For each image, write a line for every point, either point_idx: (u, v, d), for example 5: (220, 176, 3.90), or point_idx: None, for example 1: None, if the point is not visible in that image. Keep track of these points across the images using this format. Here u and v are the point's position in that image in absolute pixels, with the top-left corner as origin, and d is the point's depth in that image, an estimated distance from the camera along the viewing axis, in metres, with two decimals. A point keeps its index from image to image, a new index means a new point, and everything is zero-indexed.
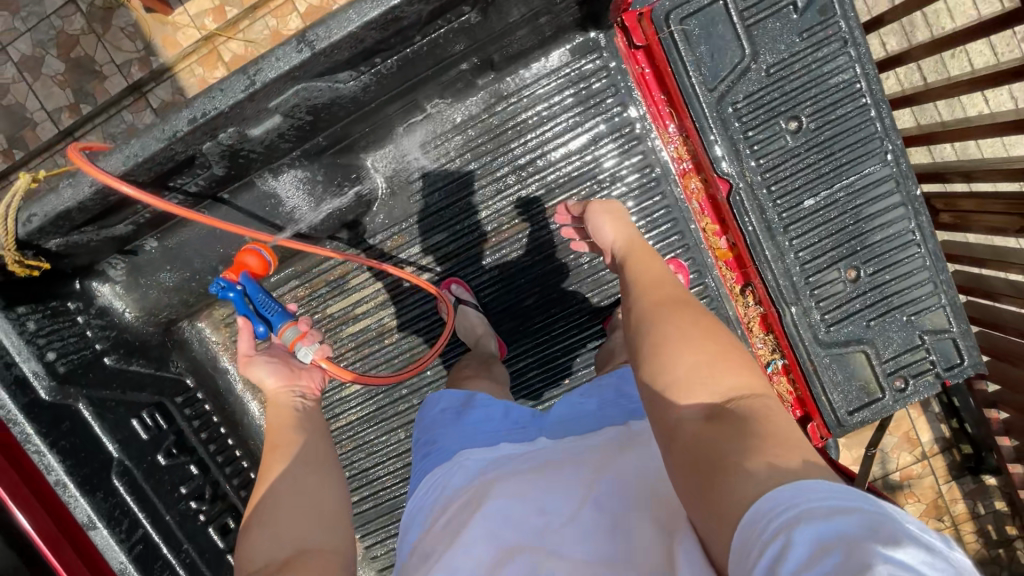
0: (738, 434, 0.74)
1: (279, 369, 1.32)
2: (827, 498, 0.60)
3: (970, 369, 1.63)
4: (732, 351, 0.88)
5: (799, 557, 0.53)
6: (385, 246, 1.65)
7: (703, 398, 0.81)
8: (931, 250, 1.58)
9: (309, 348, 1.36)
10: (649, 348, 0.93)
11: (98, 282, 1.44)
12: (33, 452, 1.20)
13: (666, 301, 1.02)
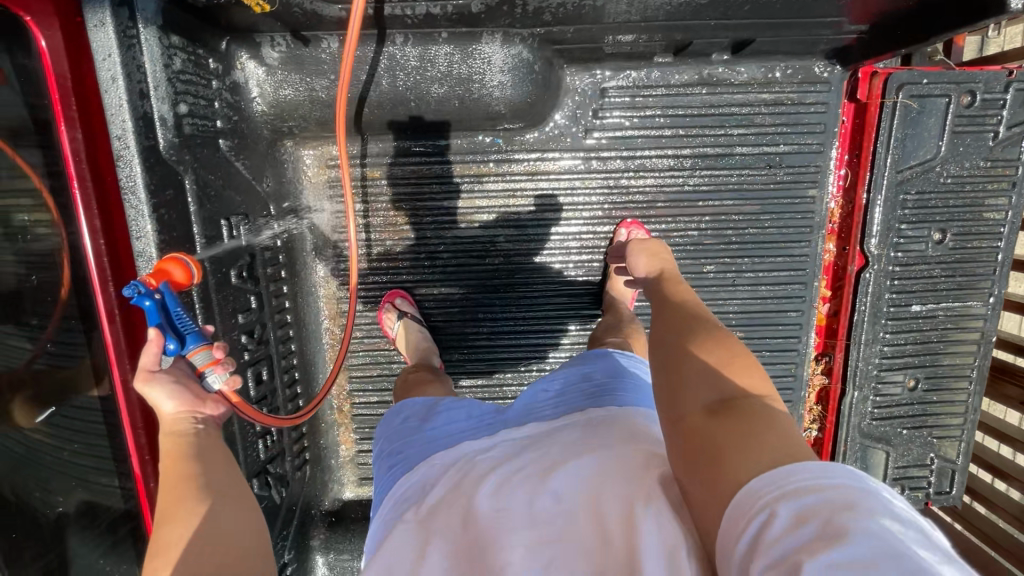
0: (737, 426, 0.66)
1: (179, 393, 0.91)
2: (830, 477, 0.55)
3: (952, 500, 1.82)
4: (740, 349, 0.79)
5: (781, 532, 0.51)
6: (535, 166, 1.54)
7: (704, 394, 0.73)
8: (976, 390, 1.74)
9: (220, 379, 0.95)
10: (653, 356, 0.86)
11: (245, 53, 1.21)
12: (130, 207, 0.98)
13: (673, 306, 0.93)
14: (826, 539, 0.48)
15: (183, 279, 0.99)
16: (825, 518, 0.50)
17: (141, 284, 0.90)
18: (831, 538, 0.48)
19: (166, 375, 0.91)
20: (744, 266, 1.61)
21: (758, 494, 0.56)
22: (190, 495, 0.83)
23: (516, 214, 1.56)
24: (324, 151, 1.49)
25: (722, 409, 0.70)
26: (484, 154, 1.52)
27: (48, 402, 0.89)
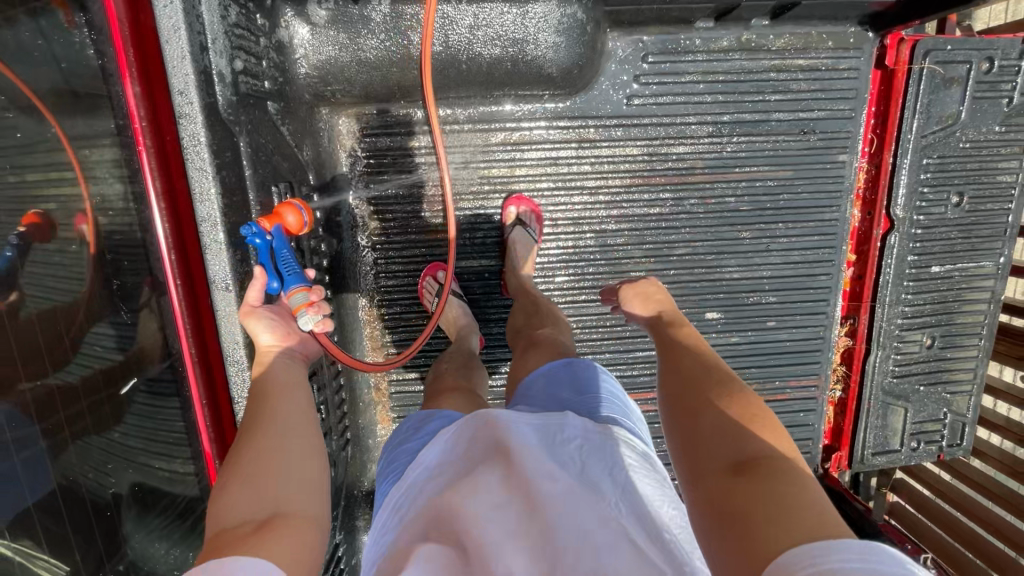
0: (771, 490, 0.72)
1: (278, 325, 1.00)
2: (874, 560, 0.58)
3: (962, 451, 1.88)
4: (769, 416, 0.86)
5: None
6: (576, 135, 1.53)
7: (737, 456, 0.79)
8: (984, 347, 1.82)
9: (313, 318, 1.03)
10: (677, 406, 0.92)
11: (291, 11, 1.17)
12: (195, 169, 0.93)
13: (696, 361, 0.99)
14: None
15: (296, 226, 1.09)
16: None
17: (254, 225, 1.02)
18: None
19: (267, 310, 1.00)
20: (780, 232, 1.65)
21: (799, 565, 0.60)
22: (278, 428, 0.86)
23: (556, 184, 1.56)
24: (359, 118, 1.46)
25: (755, 470, 0.76)
26: (524, 122, 1.51)
27: (129, 373, 0.87)
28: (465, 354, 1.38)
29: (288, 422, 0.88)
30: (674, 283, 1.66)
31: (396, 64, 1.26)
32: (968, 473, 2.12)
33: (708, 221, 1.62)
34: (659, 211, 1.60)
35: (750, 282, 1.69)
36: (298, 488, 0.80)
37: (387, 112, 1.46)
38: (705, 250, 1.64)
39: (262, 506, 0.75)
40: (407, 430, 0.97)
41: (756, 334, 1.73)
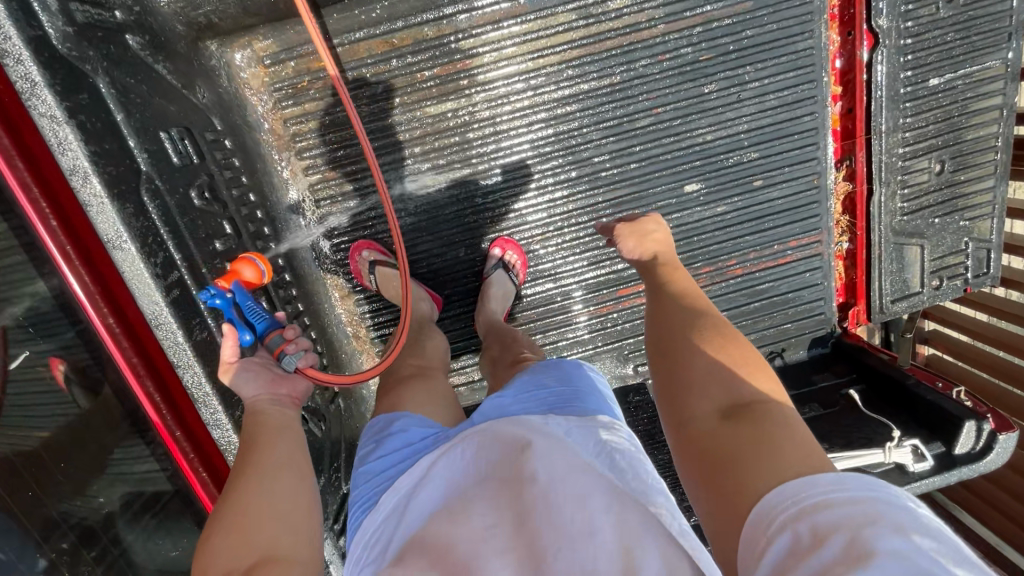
0: (761, 433, 0.71)
1: (260, 378, 0.98)
2: (847, 488, 0.58)
3: (992, 280, 1.74)
4: (755, 361, 0.84)
5: (806, 547, 0.53)
6: (500, 11, 1.35)
7: (727, 410, 0.77)
8: (1002, 161, 1.63)
9: (293, 356, 1.00)
10: (666, 365, 0.90)
11: None
12: (44, 119, 0.83)
13: (678, 311, 0.98)
14: (850, 550, 0.50)
15: (254, 278, 1.10)
16: (846, 530, 0.53)
17: (212, 287, 1.02)
18: (854, 544, 0.51)
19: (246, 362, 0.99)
20: (752, 77, 1.47)
21: (777, 509, 0.59)
22: (264, 473, 0.85)
23: (490, 76, 1.40)
24: (253, 47, 1.30)
25: (746, 416, 0.75)
26: (437, 10, 1.33)
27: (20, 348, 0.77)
28: (416, 321, 1.40)
29: (272, 467, 0.87)
30: (643, 160, 1.51)
31: None
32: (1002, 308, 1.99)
33: (669, 82, 1.45)
34: (610, 82, 1.43)
35: (725, 141, 1.52)
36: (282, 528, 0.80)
37: (282, 32, 1.29)
38: (671, 114, 1.48)
39: (247, 554, 0.75)
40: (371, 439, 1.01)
41: (744, 199, 1.59)
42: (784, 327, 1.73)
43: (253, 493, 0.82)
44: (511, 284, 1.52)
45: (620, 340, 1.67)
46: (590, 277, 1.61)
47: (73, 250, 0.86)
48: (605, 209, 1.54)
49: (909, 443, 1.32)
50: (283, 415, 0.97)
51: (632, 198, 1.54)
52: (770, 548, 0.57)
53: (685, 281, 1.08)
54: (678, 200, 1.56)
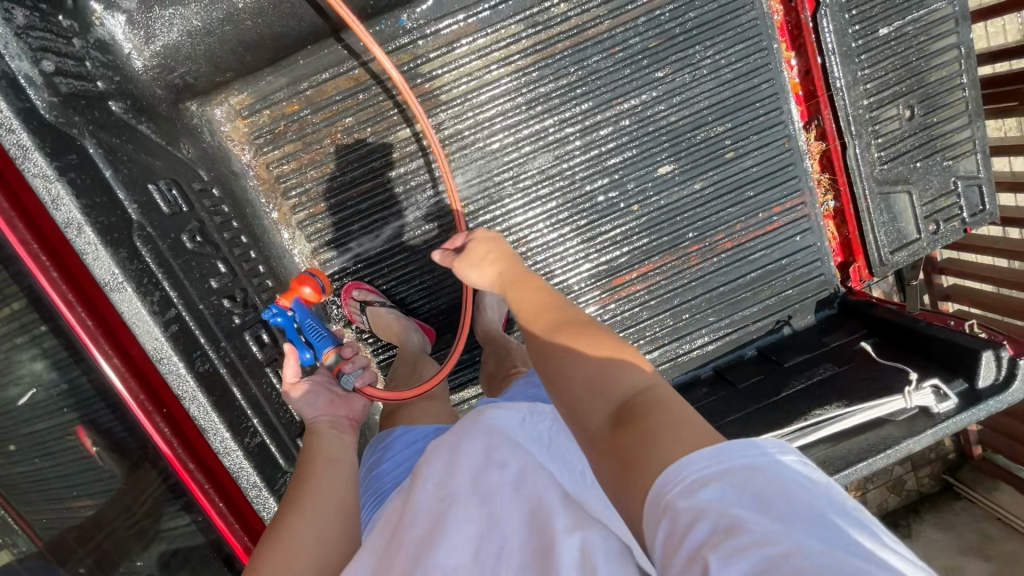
0: (649, 425, 0.63)
1: (319, 397, 1.08)
2: (722, 455, 0.55)
3: (990, 217, 1.71)
4: (621, 347, 0.79)
5: (684, 524, 0.52)
6: (453, 33, 1.44)
7: (615, 412, 0.69)
8: (972, 98, 1.64)
9: (350, 372, 1.09)
10: (549, 370, 0.81)
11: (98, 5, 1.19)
12: (36, 178, 0.91)
13: (547, 308, 0.91)
14: (721, 527, 0.49)
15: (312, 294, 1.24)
16: (721, 504, 0.51)
17: (273, 308, 1.19)
18: (726, 521, 0.49)
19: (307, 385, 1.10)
20: (703, 54, 1.53)
21: (659, 483, 0.56)
22: (323, 501, 0.93)
23: (453, 93, 1.47)
24: (230, 102, 1.39)
25: (633, 414, 0.66)
26: (394, 42, 1.43)
27: (27, 385, 0.89)
28: (411, 356, 1.41)
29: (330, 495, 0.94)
30: (612, 149, 1.55)
31: (226, 22, 1.27)
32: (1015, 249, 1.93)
33: (620, 70, 1.50)
34: (567, 82, 1.50)
35: (687, 120, 1.56)
36: (325, 547, 0.88)
37: (255, 84, 1.39)
38: (631, 101, 1.53)
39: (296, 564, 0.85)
40: (373, 456, 1.07)
41: (719, 172, 1.61)
42: (786, 294, 1.72)
43: (309, 518, 0.90)
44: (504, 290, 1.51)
45: (622, 331, 1.67)
46: (582, 272, 1.62)
47: (75, 298, 0.93)
48: (585, 202, 1.58)
49: (928, 384, 1.29)
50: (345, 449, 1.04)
51: (607, 187, 1.58)
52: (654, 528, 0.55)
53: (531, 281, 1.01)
54: (654, 183, 1.59)
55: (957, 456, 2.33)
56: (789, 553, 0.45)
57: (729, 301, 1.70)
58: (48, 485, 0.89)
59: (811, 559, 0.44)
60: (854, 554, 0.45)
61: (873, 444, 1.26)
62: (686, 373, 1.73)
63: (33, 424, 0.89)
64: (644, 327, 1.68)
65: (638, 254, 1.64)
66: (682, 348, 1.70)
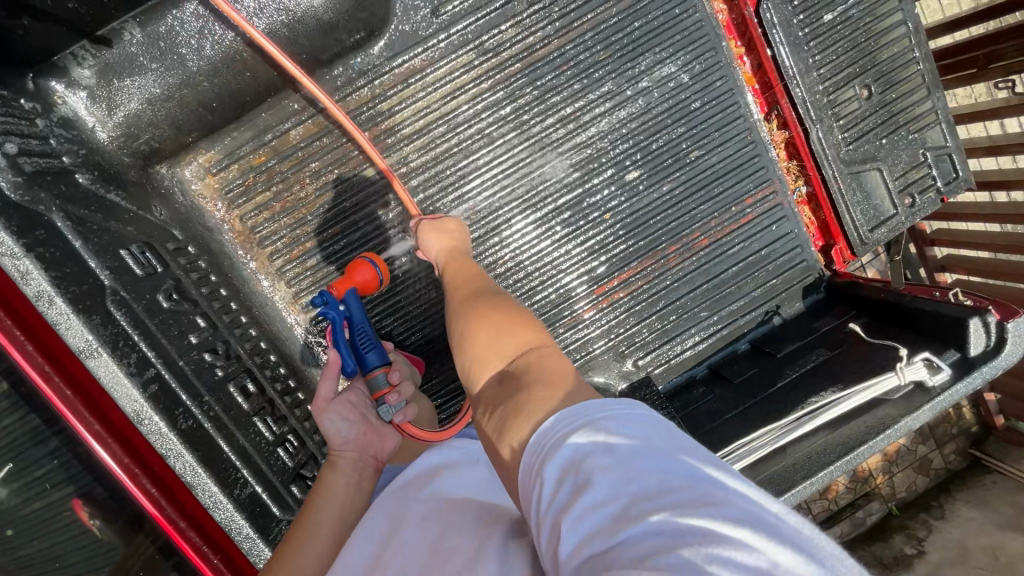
0: (520, 389, 0.67)
1: (357, 423, 1.11)
2: (586, 413, 0.54)
3: (966, 183, 1.69)
4: (526, 325, 0.81)
5: (548, 488, 0.50)
6: (407, 69, 1.49)
7: (504, 375, 0.74)
8: (927, 70, 1.65)
9: (392, 405, 1.13)
10: (461, 348, 0.87)
11: (59, 85, 1.24)
12: (4, 257, 0.93)
13: (482, 300, 0.94)
14: (576, 488, 0.48)
15: (363, 284, 1.30)
16: (579, 460, 0.49)
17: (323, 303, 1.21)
18: (578, 478, 0.48)
19: (343, 407, 1.11)
20: (654, 61, 1.56)
21: (536, 451, 0.55)
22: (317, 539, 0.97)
23: (414, 127, 1.51)
24: (199, 160, 1.42)
25: (516, 374, 0.72)
26: (352, 85, 1.48)
27: (6, 460, 0.95)
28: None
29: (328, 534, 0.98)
30: (577, 162, 1.58)
31: (185, 85, 1.32)
32: (1004, 214, 1.92)
33: (573, 83, 1.54)
34: (524, 102, 1.53)
35: (645, 126, 1.59)
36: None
37: (221, 141, 1.42)
38: (587, 112, 1.56)
39: None
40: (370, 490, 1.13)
41: (686, 172, 1.62)
42: (772, 284, 1.71)
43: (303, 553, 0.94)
44: None
45: (611, 340, 1.67)
46: (564, 285, 1.63)
47: (52, 370, 0.94)
48: (557, 216, 1.59)
49: (920, 358, 1.26)
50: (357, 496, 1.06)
51: (577, 200, 1.59)
52: (531, 496, 0.53)
53: (473, 278, 1.10)
54: (624, 191, 1.61)
55: (979, 429, 2.26)
56: (631, 502, 0.45)
57: (715, 297, 1.69)
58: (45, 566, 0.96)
59: (648, 503, 0.44)
60: (693, 487, 0.45)
61: (872, 426, 1.24)
62: (682, 375, 1.72)
63: (27, 505, 0.97)
64: (633, 334, 1.67)
65: (617, 261, 1.64)
66: (674, 350, 1.69)
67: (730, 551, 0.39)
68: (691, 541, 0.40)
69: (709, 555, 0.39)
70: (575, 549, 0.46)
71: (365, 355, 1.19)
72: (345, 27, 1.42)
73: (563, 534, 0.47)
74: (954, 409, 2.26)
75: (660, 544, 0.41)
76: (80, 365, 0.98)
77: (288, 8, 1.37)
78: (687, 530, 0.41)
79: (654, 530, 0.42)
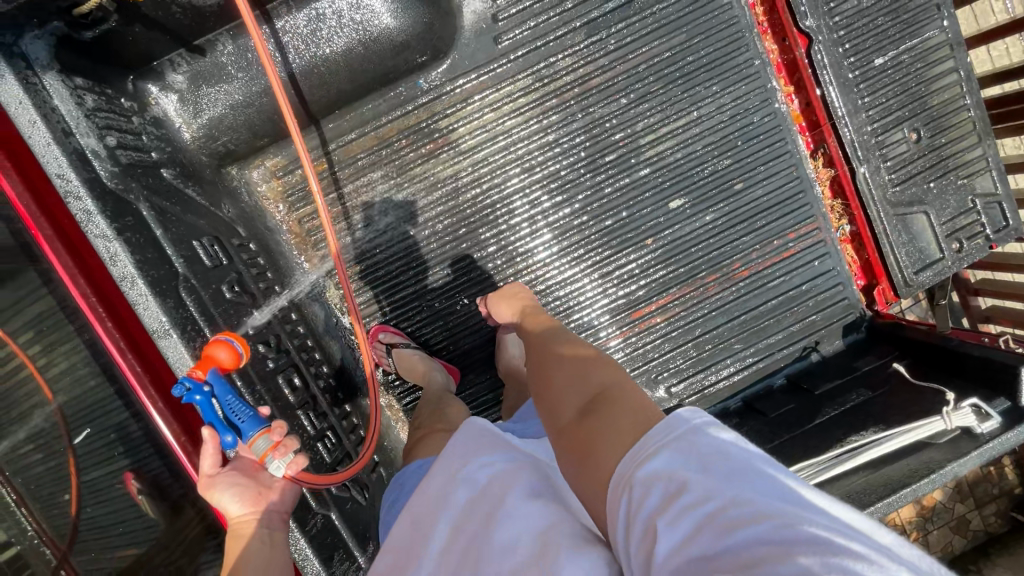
0: (607, 418, 0.68)
1: (245, 492, 0.95)
2: (673, 430, 0.58)
3: (1016, 232, 1.67)
4: (599, 360, 0.83)
5: (640, 494, 0.54)
6: (467, 89, 1.56)
7: (583, 397, 0.76)
8: (978, 117, 1.66)
9: (282, 461, 0.98)
10: (536, 380, 0.91)
11: (154, 87, 1.34)
12: (97, 238, 1.01)
13: (552, 343, 0.99)
14: (669, 493, 0.52)
15: (230, 360, 1.01)
16: (672, 471, 0.54)
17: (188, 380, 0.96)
18: (673, 486, 0.52)
19: (229, 477, 0.96)
20: (704, 94, 1.61)
21: (626, 468, 0.59)
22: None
23: (468, 144, 1.57)
24: (266, 164, 1.51)
25: (598, 402, 0.73)
26: (413, 101, 1.56)
27: (80, 424, 0.99)
28: (435, 394, 1.43)
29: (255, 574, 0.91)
30: (622, 187, 1.62)
31: (264, 93, 1.42)
32: None
33: (624, 113, 1.59)
34: (575, 126, 1.59)
35: (692, 157, 1.62)
36: None
37: (288, 147, 1.51)
38: (635, 139, 1.60)
39: None
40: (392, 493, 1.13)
41: (729, 204, 1.65)
42: (811, 319, 1.70)
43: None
44: None
45: (646, 364, 1.67)
46: (601, 306, 1.65)
47: (126, 345, 1.01)
48: (599, 238, 1.63)
49: (967, 403, 1.23)
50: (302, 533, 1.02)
51: (620, 224, 1.63)
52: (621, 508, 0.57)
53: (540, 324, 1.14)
54: (666, 219, 1.64)
55: None
56: (728, 507, 0.48)
57: (752, 329, 1.69)
58: (98, 532, 0.97)
59: (748, 509, 0.47)
60: (798, 508, 0.47)
61: (915, 469, 1.20)
62: (715, 406, 1.70)
63: (87, 474, 0.99)
64: (667, 360, 1.68)
65: (655, 286, 1.66)
66: (708, 379, 1.69)
67: (845, 562, 0.40)
68: (802, 549, 0.42)
69: (825, 562, 0.40)
70: (674, 549, 0.48)
71: (237, 423, 0.98)
72: (413, 48, 1.51)
73: (661, 533, 0.50)
74: (996, 467, 2.17)
75: (767, 548, 0.43)
76: (148, 344, 1.04)
77: (362, 27, 1.47)
78: (796, 539, 0.43)
79: (759, 536, 0.44)
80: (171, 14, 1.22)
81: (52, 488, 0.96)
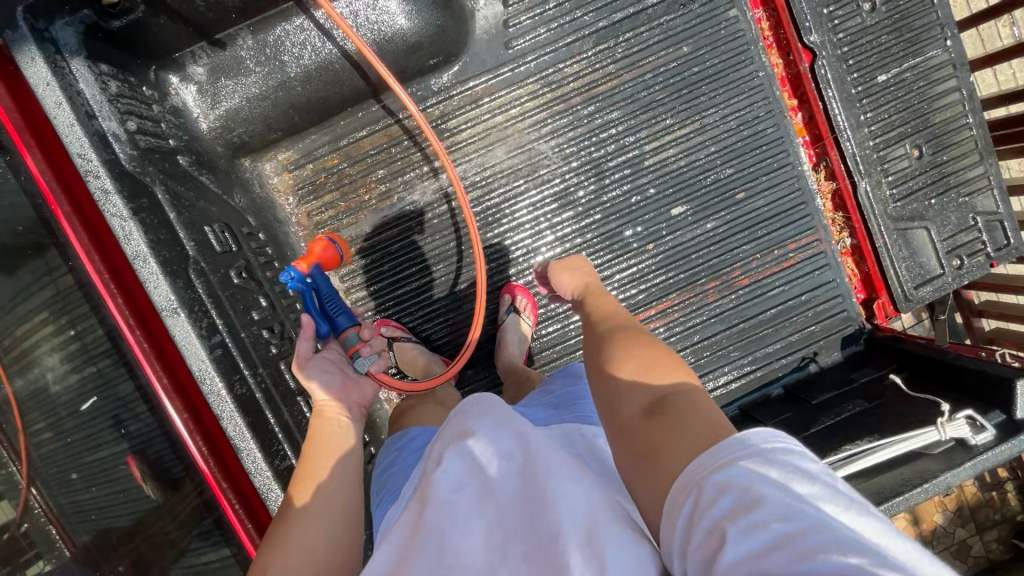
0: (679, 425, 0.66)
1: (333, 376, 1.14)
2: (756, 446, 0.56)
3: (1017, 251, 1.68)
4: (670, 359, 0.80)
5: (708, 498, 0.54)
6: (477, 92, 1.60)
7: (644, 394, 0.75)
8: (980, 137, 1.68)
9: (366, 356, 1.17)
10: (595, 369, 0.88)
11: (174, 78, 1.39)
12: (113, 216, 1.06)
13: (614, 331, 0.95)
14: (743, 503, 0.51)
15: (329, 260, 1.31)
16: (747, 483, 0.53)
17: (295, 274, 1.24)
18: (748, 498, 0.51)
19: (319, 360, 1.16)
20: (708, 104, 1.64)
21: (696, 473, 0.58)
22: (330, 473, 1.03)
23: (476, 145, 1.61)
24: (279, 158, 1.56)
25: (667, 406, 0.70)
26: (423, 102, 1.60)
27: (89, 393, 1.02)
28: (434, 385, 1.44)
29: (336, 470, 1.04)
30: (625, 193, 1.65)
31: (280, 87, 1.47)
32: None
33: (629, 119, 1.63)
34: (581, 131, 1.62)
35: (695, 166, 1.65)
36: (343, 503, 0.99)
37: (300, 142, 1.56)
38: (639, 147, 1.63)
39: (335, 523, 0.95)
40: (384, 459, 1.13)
41: (731, 212, 1.67)
42: (810, 330, 1.71)
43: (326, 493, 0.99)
44: (526, 327, 1.57)
45: None
46: None
47: (136, 323, 1.05)
48: (601, 241, 1.65)
49: (962, 414, 1.24)
50: (346, 469, 1.04)
51: (622, 228, 1.65)
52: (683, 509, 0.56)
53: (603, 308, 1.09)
54: (667, 225, 1.66)
55: None
56: (808, 532, 0.47)
57: (751, 338, 1.70)
58: (94, 515, 0.99)
59: (830, 541, 0.46)
60: (885, 552, 0.45)
61: (909, 479, 1.20)
62: None
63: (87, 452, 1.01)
64: None
65: (656, 291, 1.68)
66: (705, 386, 1.70)
67: None
68: None
69: None
70: (742, 560, 0.47)
71: (331, 316, 1.23)
72: (427, 50, 1.55)
73: (730, 542, 0.49)
74: (998, 492, 2.14)
75: None
76: (157, 324, 1.08)
77: (378, 28, 1.51)
78: None
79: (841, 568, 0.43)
80: (194, 7, 1.27)
81: (60, 466, 0.98)
